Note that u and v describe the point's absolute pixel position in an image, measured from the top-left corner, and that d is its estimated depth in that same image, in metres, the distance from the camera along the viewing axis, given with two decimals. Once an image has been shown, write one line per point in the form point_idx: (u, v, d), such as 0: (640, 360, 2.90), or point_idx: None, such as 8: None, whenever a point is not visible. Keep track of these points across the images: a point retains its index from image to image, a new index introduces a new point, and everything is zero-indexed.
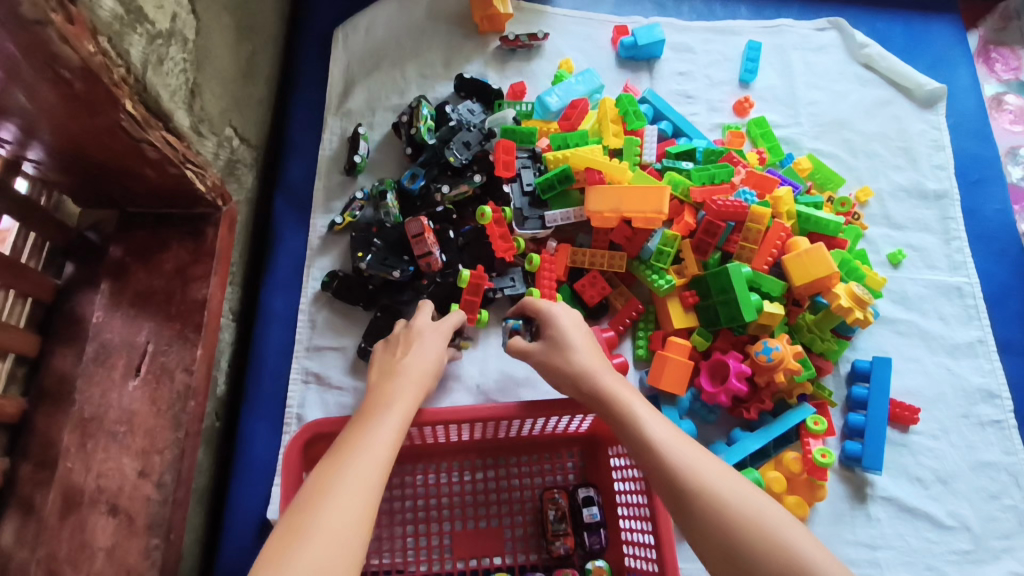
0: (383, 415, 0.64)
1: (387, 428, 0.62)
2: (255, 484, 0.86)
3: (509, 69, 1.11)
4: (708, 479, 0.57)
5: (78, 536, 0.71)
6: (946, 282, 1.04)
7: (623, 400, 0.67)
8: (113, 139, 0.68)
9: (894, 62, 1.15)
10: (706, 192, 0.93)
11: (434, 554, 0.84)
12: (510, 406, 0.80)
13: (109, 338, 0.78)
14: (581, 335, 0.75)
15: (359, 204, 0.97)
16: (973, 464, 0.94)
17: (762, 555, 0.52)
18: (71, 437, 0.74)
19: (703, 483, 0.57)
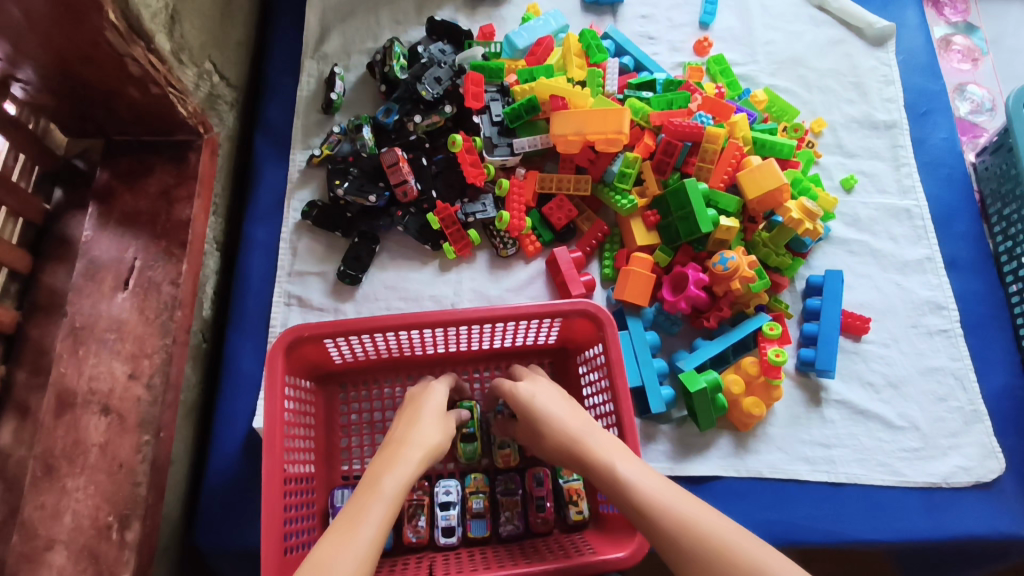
0: (400, 451, 0.68)
1: (407, 464, 0.67)
2: (241, 398, 0.90)
3: (479, 14, 1.15)
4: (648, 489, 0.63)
5: (73, 433, 0.75)
6: (896, 205, 1.10)
7: (566, 427, 0.71)
8: (98, 52, 0.73)
9: (845, 3, 1.21)
10: (664, 116, 0.98)
11: None
12: (480, 310, 0.82)
13: (98, 255, 0.82)
14: (536, 385, 0.79)
15: (336, 137, 1.01)
16: (922, 369, 1.00)
17: (698, 547, 0.58)
18: (63, 344, 0.78)
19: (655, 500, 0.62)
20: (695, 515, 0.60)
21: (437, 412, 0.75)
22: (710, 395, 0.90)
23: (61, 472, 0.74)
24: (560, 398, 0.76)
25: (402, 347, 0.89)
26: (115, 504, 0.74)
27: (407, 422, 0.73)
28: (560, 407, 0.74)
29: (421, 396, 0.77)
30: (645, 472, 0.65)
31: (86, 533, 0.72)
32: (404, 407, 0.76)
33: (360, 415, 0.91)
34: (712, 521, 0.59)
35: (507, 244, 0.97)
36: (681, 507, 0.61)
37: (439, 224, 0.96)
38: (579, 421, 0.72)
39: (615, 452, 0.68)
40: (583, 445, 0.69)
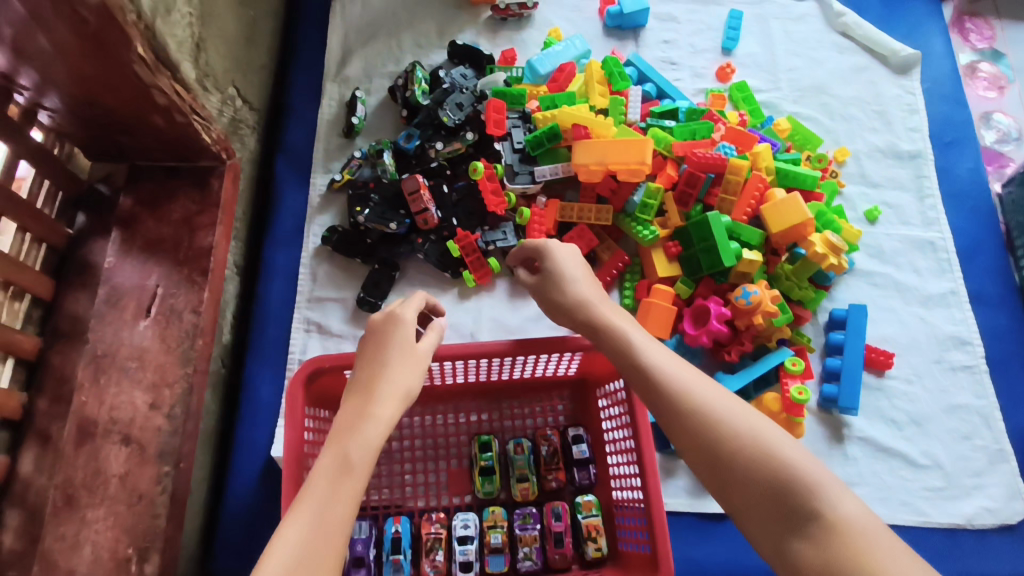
0: (365, 420, 0.60)
1: (371, 438, 0.59)
2: (259, 425, 0.90)
3: (500, 38, 1.15)
4: (706, 399, 0.59)
5: (93, 463, 0.75)
6: (920, 237, 1.08)
7: (622, 333, 0.68)
8: (124, 82, 0.72)
9: (869, 30, 1.20)
10: (688, 146, 0.98)
11: (431, 491, 0.89)
12: (507, 344, 0.83)
13: (120, 281, 0.82)
14: (568, 258, 0.78)
15: (357, 162, 1.01)
16: (945, 406, 0.99)
17: (752, 465, 0.54)
18: (85, 372, 0.78)
19: (710, 411, 0.58)
20: (751, 431, 0.55)
21: (407, 350, 0.68)
22: None
23: (81, 503, 0.74)
24: (587, 273, 0.78)
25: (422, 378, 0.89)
26: (135, 536, 0.74)
27: (374, 365, 0.67)
28: (587, 290, 0.75)
29: (389, 332, 0.69)
30: (671, 360, 0.64)
31: (106, 564, 0.72)
32: (368, 338, 0.70)
33: None
34: (741, 411, 0.57)
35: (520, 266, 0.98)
36: (710, 395, 0.59)
37: (459, 253, 0.96)
38: (633, 329, 0.69)
39: (641, 338, 0.67)
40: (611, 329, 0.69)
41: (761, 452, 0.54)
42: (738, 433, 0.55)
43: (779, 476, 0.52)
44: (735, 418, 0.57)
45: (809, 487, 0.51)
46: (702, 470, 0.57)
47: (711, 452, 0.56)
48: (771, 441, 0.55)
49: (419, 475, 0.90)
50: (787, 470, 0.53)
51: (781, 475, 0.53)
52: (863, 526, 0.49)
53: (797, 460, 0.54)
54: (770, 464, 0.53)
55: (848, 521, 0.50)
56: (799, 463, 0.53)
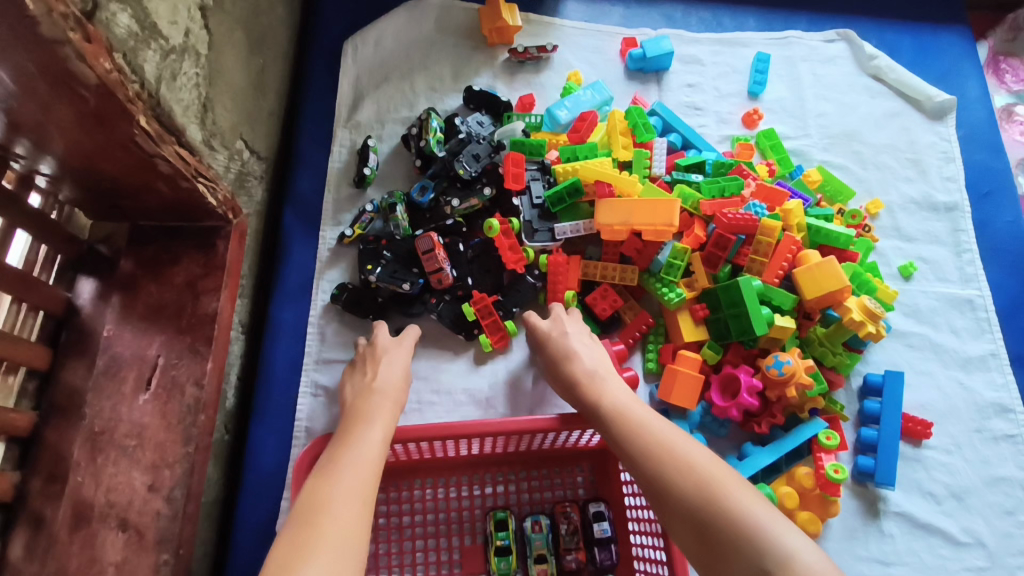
0: (359, 433, 0.71)
1: (368, 440, 0.69)
2: (265, 497, 0.86)
3: (518, 81, 1.11)
4: (680, 451, 0.63)
5: (88, 551, 0.71)
6: (958, 295, 1.03)
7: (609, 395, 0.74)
8: (126, 153, 0.68)
9: (902, 73, 1.15)
10: (716, 205, 0.93)
11: (443, 569, 0.84)
12: (548, 420, 0.79)
13: (120, 351, 0.79)
14: (576, 332, 0.85)
15: (369, 216, 0.97)
16: (987, 478, 0.93)
17: (718, 514, 0.57)
18: (81, 451, 0.74)
19: (681, 461, 0.63)
20: (710, 474, 0.60)
21: (395, 363, 0.83)
22: None
23: None
24: (591, 344, 0.84)
25: (434, 450, 0.84)
26: None
27: (372, 375, 0.81)
28: (588, 356, 0.81)
29: (378, 355, 0.84)
30: (658, 420, 0.69)
31: None
32: (365, 360, 0.84)
33: (388, 518, 0.85)
34: (714, 466, 0.61)
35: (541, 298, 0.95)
36: (683, 448, 0.64)
37: (475, 316, 0.91)
38: (622, 393, 0.75)
39: (628, 400, 0.73)
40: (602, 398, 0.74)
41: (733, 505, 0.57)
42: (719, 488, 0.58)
43: (739, 529, 0.55)
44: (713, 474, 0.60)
45: (763, 534, 0.54)
46: (679, 529, 0.60)
47: (692, 514, 0.59)
48: (722, 485, 0.59)
49: (430, 552, 0.85)
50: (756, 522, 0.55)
51: (739, 522, 0.55)
52: (813, 564, 0.51)
53: (765, 516, 0.56)
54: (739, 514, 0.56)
55: (807, 567, 0.51)
56: (762, 516, 0.55)
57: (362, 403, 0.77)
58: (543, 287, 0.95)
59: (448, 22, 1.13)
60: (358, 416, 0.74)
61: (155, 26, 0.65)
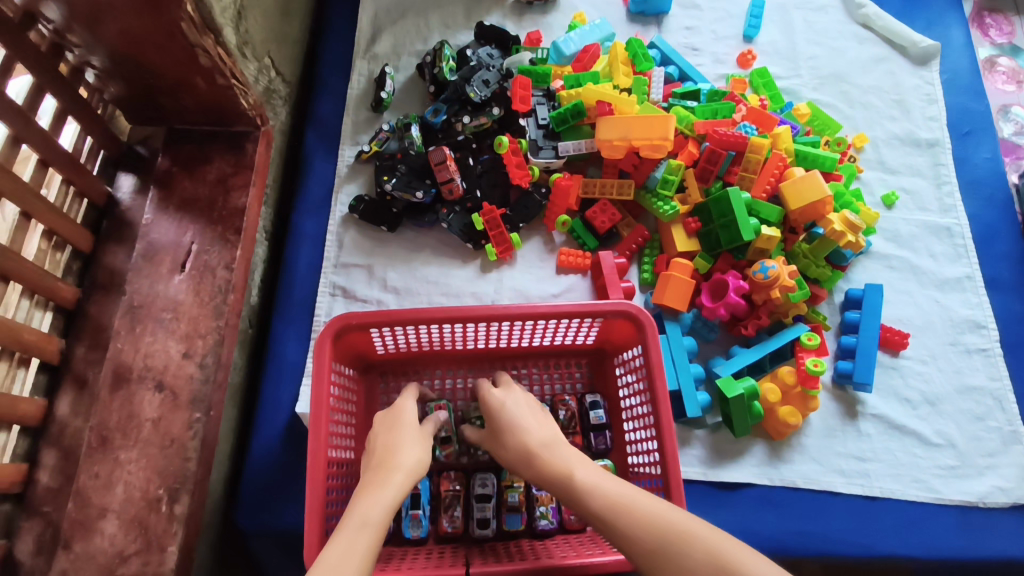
0: (377, 491, 0.63)
1: (386, 502, 0.62)
2: (285, 384, 0.92)
3: (526, 21, 1.18)
4: (661, 517, 0.57)
5: (127, 408, 0.77)
6: (937, 223, 1.10)
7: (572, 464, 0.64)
8: (171, 41, 0.75)
9: (889, 21, 1.22)
10: (709, 125, 1.00)
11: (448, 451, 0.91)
12: (541, 308, 0.84)
13: (157, 237, 0.85)
14: (513, 403, 0.74)
15: (384, 135, 1.05)
16: (960, 387, 0.99)
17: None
18: (121, 322, 0.81)
19: (666, 525, 0.56)
20: (705, 536, 0.55)
21: (415, 430, 0.73)
22: (746, 403, 0.90)
23: (115, 444, 0.76)
24: (541, 414, 0.73)
25: (442, 340, 0.90)
26: (166, 478, 0.76)
27: (389, 439, 0.71)
28: (525, 417, 0.72)
29: (396, 414, 0.74)
30: (608, 478, 0.63)
31: (137, 504, 0.74)
32: (379, 427, 0.73)
33: None
34: (685, 520, 0.56)
35: (473, 414, 0.90)
36: (664, 514, 0.57)
37: (482, 227, 0.98)
38: (579, 460, 0.66)
39: (580, 462, 0.65)
40: (555, 458, 0.66)
41: (703, 552, 0.54)
42: (688, 543, 0.55)
43: None
44: (674, 529, 0.56)
45: None
46: None
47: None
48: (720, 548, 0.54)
49: None
50: None
51: None
52: None
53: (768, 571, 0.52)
54: (704, 571, 0.53)
55: None
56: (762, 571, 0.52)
57: (384, 458, 0.68)
58: (548, 203, 1.02)
59: None
60: (378, 461, 0.68)
61: None
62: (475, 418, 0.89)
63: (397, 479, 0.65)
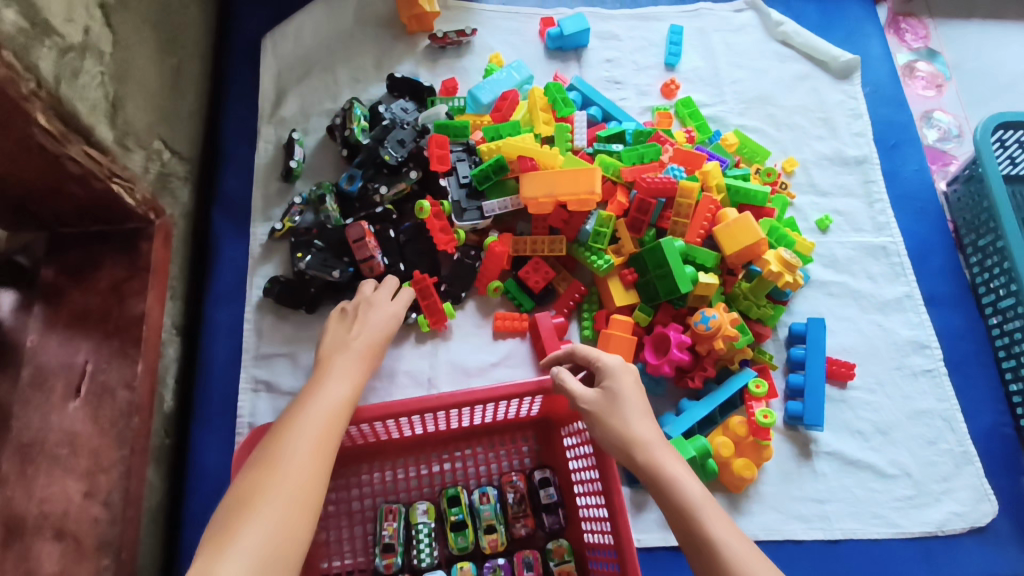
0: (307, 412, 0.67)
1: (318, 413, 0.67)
2: (210, 497, 0.85)
3: (440, 67, 1.12)
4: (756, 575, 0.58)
5: (24, 564, 0.68)
6: (873, 243, 1.09)
7: (682, 482, 0.65)
8: (30, 154, 0.67)
9: (808, 37, 1.21)
10: (636, 171, 0.96)
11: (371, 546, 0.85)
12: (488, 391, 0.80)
13: (46, 360, 0.77)
14: (629, 392, 0.73)
15: (298, 208, 0.98)
16: (909, 412, 0.99)
17: None
18: (10, 464, 0.72)
19: None
20: None
21: (364, 345, 0.80)
22: (698, 463, 0.87)
23: None
24: (644, 408, 0.72)
25: (378, 433, 0.85)
26: None
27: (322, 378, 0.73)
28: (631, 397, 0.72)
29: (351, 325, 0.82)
30: (718, 512, 0.63)
31: None
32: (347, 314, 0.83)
33: (338, 505, 0.86)
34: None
35: (421, 519, 0.83)
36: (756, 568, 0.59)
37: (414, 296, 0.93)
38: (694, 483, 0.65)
39: (680, 468, 0.66)
40: (664, 471, 0.66)
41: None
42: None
43: None
44: None
45: None
46: None
47: None
48: None
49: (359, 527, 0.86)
50: None
51: None
52: None
53: None
54: None
55: None
56: None
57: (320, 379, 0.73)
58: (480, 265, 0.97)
59: (367, 13, 1.14)
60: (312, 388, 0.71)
61: (49, 24, 0.64)
62: (421, 522, 0.83)
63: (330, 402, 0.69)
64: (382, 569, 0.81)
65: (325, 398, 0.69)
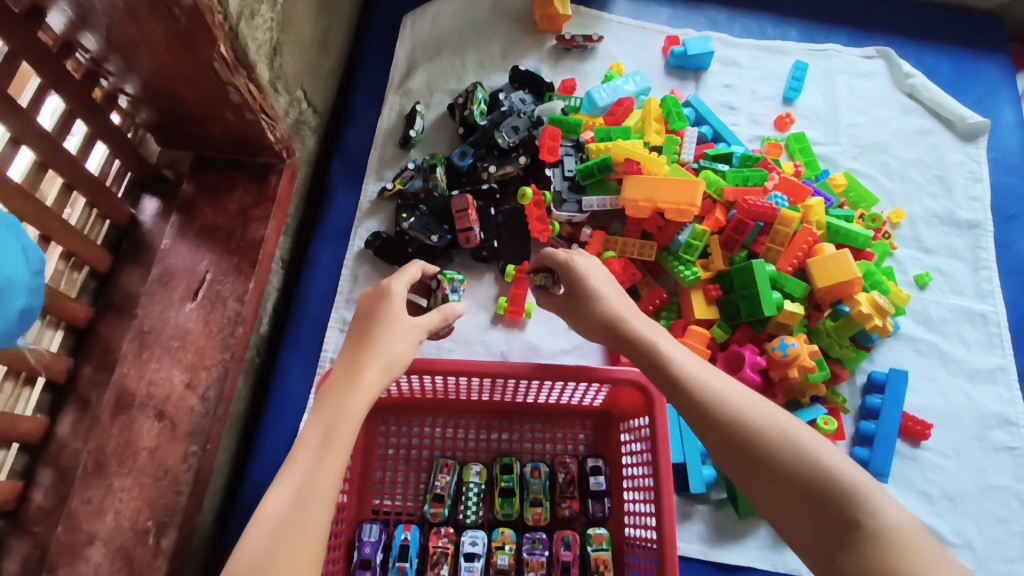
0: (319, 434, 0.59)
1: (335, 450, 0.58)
2: (287, 416, 0.92)
3: (562, 67, 1.17)
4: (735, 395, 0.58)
5: (126, 434, 0.78)
6: (971, 308, 1.05)
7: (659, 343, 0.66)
8: (203, 78, 0.76)
9: (937, 93, 1.19)
10: (739, 193, 0.97)
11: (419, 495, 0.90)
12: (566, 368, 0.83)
13: (173, 263, 0.86)
14: (594, 274, 0.76)
15: (410, 173, 1.04)
16: (983, 486, 0.95)
17: (790, 461, 0.51)
18: (129, 345, 0.81)
19: (743, 406, 0.56)
20: (780, 424, 0.54)
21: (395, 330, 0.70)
22: None
23: (110, 471, 0.76)
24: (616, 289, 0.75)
25: (448, 390, 0.89)
26: (156, 509, 0.75)
27: (358, 345, 0.68)
28: (692, 354, 0.65)
29: (373, 314, 0.71)
30: (695, 359, 0.63)
31: (125, 534, 0.74)
32: (366, 304, 0.73)
33: (397, 450, 0.91)
34: (744, 397, 0.57)
35: (472, 479, 0.88)
36: (733, 392, 0.58)
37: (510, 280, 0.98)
38: (668, 343, 0.66)
39: (659, 333, 0.68)
40: (641, 336, 0.68)
41: (841, 484, 0.48)
42: (818, 472, 0.50)
43: (819, 483, 0.49)
44: (739, 405, 0.56)
45: (831, 477, 0.49)
46: (746, 476, 0.53)
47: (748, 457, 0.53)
48: (790, 434, 0.53)
49: (412, 474, 0.91)
50: (822, 480, 0.49)
51: (816, 471, 0.50)
52: (889, 508, 0.46)
53: (823, 453, 0.51)
54: (762, 444, 0.53)
55: (874, 506, 0.46)
56: (838, 463, 0.50)
57: (351, 363, 0.66)
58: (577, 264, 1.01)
59: (503, 7, 1.21)
60: (341, 378, 0.64)
61: None
62: (471, 481, 0.88)
63: (359, 406, 0.62)
64: (429, 516, 0.85)
65: (358, 392, 0.63)
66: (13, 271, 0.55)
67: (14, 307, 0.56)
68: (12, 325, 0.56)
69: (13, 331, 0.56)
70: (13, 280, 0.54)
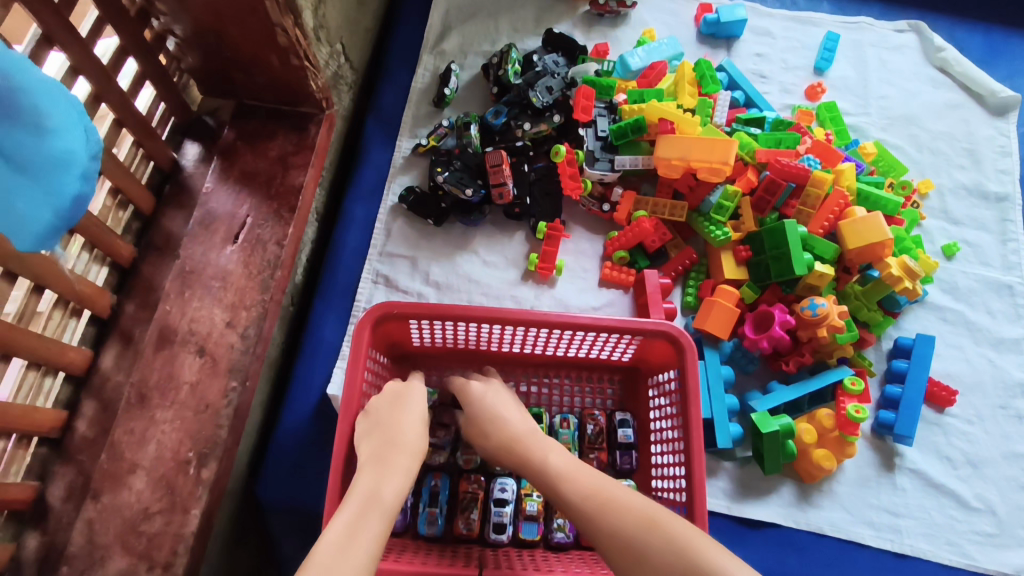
0: (371, 487, 0.60)
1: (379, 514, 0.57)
2: (320, 364, 0.93)
3: (595, 32, 1.18)
4: (628, 507, 0.58)
5: (168, 368, 0.79)
6: (998, 279, 1.06)
7: (549, 459, 0.66)
8: (253, 18, 0.77)
9: (968, 67, 1.19)
10: (772, 154, 0.99)
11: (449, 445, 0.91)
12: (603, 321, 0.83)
13: (215, 207, 0.87)
14: (492, 396, 0.77)
15: (443, 130, 1.05)
16: (1006, 453, 0.95)
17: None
18: (172, 284, 0.83)
19: (640, 517, 0.57)
20: (681, 536, 0.55)
21: (418, 410, 0.72)
22: (780, 440, 0.88)
23: (152, 403, 0.78)
24: (519, 409, 0.76)
25: (481, 339, 0.91)
26: (197, 441, 0.77)
27: (389, 419, 0.69)
28: (582, 467, 0.65)
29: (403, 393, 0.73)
30: (582, 470, 0.65)
31: (167, 464, 0.76)
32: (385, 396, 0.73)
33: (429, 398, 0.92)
34: (642, 505, 0.58)
35: None
36: (631, 504, 0.59)
37: (543, 238, 1.00)
38: (559, 459, 0.67)
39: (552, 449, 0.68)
40: (531, 453, 0.68)
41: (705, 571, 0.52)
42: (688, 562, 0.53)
43: None
44: (637, 518, 0.57)
45: None
46: None
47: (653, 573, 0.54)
48: (687, 548, 0.54)
49: None
50: None
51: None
52: None
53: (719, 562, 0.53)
54: (666, 558, 0.54)
55: None
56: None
57: (388, 437, 0.67)
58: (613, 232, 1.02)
59: None
60: (383, 436, 0.67)
61: None
62: None
63: (406, 461, 0.65)
64: (461, 463, 0.87)
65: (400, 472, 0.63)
66: (70, 147, 0.53)
67: (65, 190, 0.54)
68: (62, 209, 0.54)
69: (61, 218, 0.54)
70: (72, 156, 0.53)
